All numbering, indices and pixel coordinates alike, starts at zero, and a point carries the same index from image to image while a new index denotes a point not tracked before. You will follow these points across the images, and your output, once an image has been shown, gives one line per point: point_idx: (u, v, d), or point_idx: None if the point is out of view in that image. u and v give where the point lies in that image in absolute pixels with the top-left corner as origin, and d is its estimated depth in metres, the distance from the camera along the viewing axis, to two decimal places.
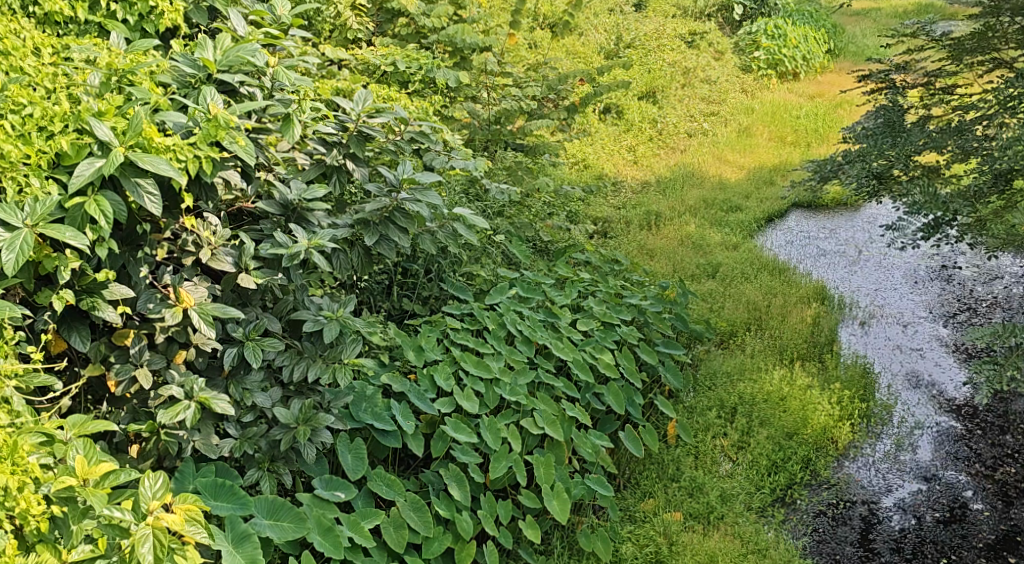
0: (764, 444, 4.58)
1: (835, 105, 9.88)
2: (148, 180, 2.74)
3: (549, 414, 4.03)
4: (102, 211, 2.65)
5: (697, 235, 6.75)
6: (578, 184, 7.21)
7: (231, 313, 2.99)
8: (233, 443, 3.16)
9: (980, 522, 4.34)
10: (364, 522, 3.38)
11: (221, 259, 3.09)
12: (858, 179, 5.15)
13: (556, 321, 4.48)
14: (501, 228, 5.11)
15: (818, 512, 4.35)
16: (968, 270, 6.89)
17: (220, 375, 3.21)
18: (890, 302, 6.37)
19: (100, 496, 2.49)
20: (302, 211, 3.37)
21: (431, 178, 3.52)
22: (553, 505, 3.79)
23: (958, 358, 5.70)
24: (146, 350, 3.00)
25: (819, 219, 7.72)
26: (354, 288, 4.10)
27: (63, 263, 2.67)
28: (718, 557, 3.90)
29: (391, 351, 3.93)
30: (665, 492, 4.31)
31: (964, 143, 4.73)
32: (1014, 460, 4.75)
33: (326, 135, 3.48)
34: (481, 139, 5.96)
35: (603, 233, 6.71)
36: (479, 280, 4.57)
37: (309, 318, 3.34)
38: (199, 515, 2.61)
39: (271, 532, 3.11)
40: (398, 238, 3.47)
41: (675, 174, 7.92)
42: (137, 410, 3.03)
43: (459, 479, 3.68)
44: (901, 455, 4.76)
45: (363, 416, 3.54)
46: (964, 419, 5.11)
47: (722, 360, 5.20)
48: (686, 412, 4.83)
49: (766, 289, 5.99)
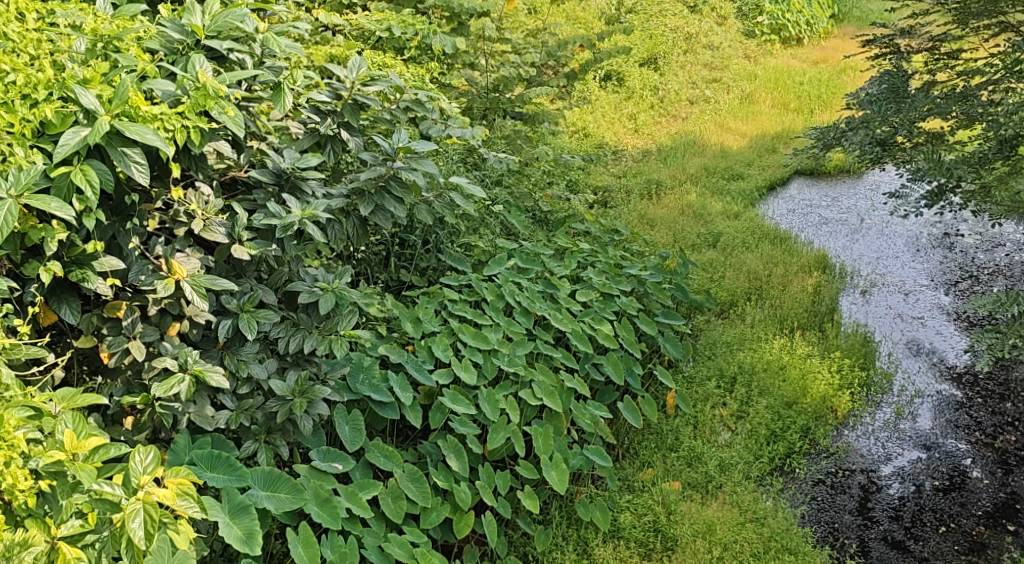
0: (763, 413, 4.58)
1: (839, 71, 9.78)
2: (135, 149, 2.69)
3: (548, 385, 4.01)
4: (88, 181, 2.60)
5: (697, 204, 6.69)
6: (578, 152, 7.15)
7: (225, 285, 2.95)
8: (229, 415, 3.13)
9: (979, 490, 4.33)
10: (363, 493, 3.37)
11: (214, 231, 3.05)
12: (860, 147, 5.08)
13: (556, 292, 4.45)
14: (500, 198, 5.07)
15: (817, 480, 4.35)
16: (970, 237, 6.85)
17: (215, 347, 3.18)
18: (891, 271, 6.33)
19: (90, 471, 2.48)
20: (296, 181, 3.30)
21: (427, 147, 3.46)
22: (552, 475, 3.78)
23: (960, 326, 5.67)
24: (139, 323, 2.97)
25: (821, 187, 7.67)
26: (352, 258, 4.06)
27: (50, 234, 2.63)
28: (716, 525, 3.91)
29: (389, 322, 3.90)
30: (664, 462, 4.30)
31: (969, 109, 4.66)
32: (1014, 429, 4.74)
33: (319, 104, 3.42)
34: (480, 106, 5.88)
35: (604, 202, 6.65)
36: (478, 252, 4.53)
37: (304, 290, 3.30)
38: (192, 489, 2.59)
39: (269, 504, 3.10)
40: (394, 208, 3.42)
41: (676, 142, 7.86)
42: (131, 382, 3.01)
43: (457, 450, 3.67)
44: (900, 423, 4.75)
45: (361, 387, 3.52)
46: (964, 387, 5.10)
47: (722, 330, 5.17)
48: (685, 382, 4.81)
49: (767, 259, 5.94)
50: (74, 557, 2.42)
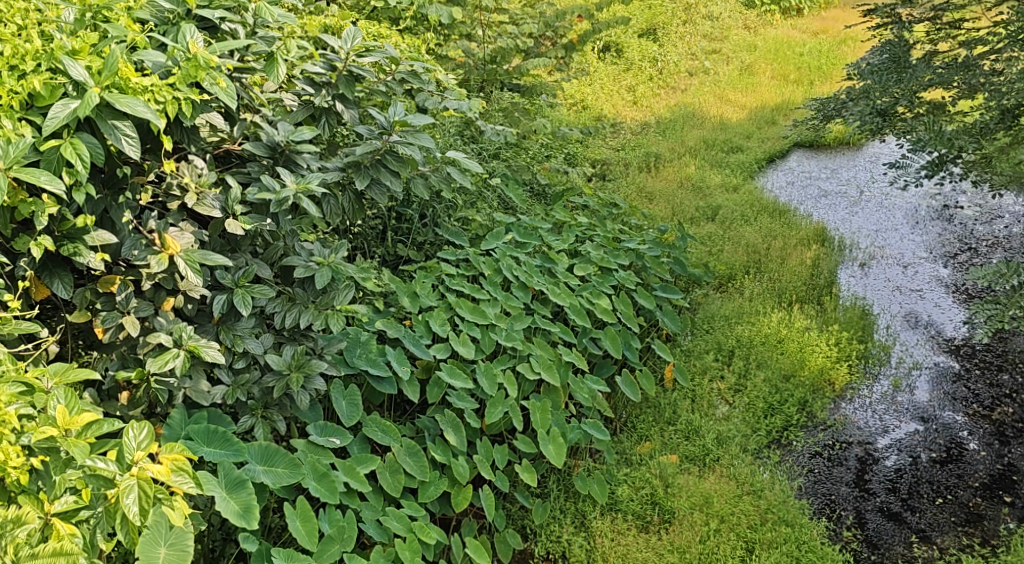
0: (760, 387, 4.58)
1: (839, 42, 9.68)
2: (126, 122, 2.65)
3: (545, 359, 4.00)
4: (78, 154, 2.57)
5: (696, 176, 6.66)
6: (576, 125, 7.11)
7: (219, 260, 2.93)
8: (224, 390, 3.12)
9: (976, 462, 4.34)
10: (360, 467, 3.37)
11: (209, 205, 3.04)
12: (860, 117, 5.04)
13: (553, 267, 4.44)
14: (497, 171, 5.04)
15: (814, 453, 4.35)
16: (969, 209, 6.83)
17: (210, 322, 3.15)
18: (890, 243, 6.31)
19: (83, 447, 2.47)
20: (291, 154, 3.27)
21: (422, 121, 3.40)
22: (549, 449, 3.77)
23: (958, 299, 5.65)
24: (133, 298, 2.94)
25: (820, 159, 7.63)
26: (348, 233, 4.04)
27: (40, 209, 2.61)
28: (713, 498, 3.92)
29: (386, 297, 3.89)
30: (661, 435, 4.31)
31: (972, 78, 4.61)
32: (1011, 400, 4.74)
33: (314, 75, 3.38)
34: (477, 78, 5.85)
35: (601, 175, 6.62)
36: (474, 226, 4.51)
37: (299, 264, 3.27)
38: (187, 465, 2.59)
39: (266, 478, 3.10)
40: (389, 182, 3.40)
41: (676, 114, 7.82)
42: (126, 356, 2.99)
43: (455, 424, 3.66)
44: (898, 395, 4.75)
45: (358, 361, 3.51)
46: (962, 359, 5.09)
47: (720, 304, 5.17)
48: (683, 355, 4.81)
49: (766, 232, 5.93)
50: (69, 532, 2.42)
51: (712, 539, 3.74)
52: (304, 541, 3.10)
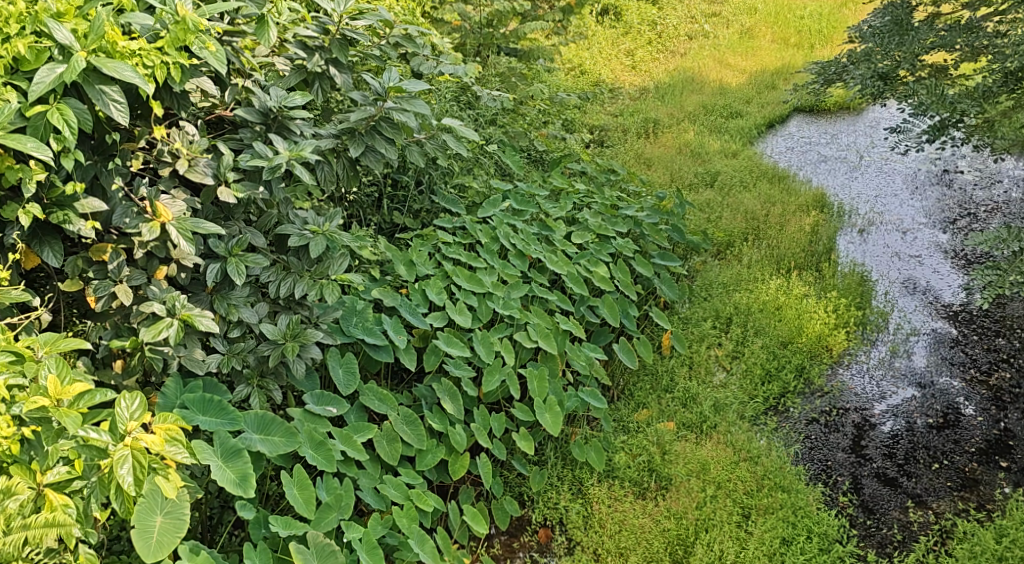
0: (758, 353, 4.57)
1: (840, 4, 9.55)
2: (114, 87, 2.59)
3: (543, 327, 3.98)
4: (66, 120, 2.52)
5: (695, 142, 6.60)
6: (573, 91, 7.05)
7: (211, 228, 2.89)
8: (219, 359, 3.12)
9: (973, 427, 4.33)
10: (357, 436, 3.36)
11: (201, 172, 2.98)
12: (862, 81, 4.97)
13: (550, 235, 4.42)
14: (494, 137, 4.99)
15: (810, 419, 4.35)
16: (969, 174, 6.80)
17: (204, 291, 3.12)
18: (890, 208, 6.27)
19: (75, 417, 2.46)
20: (284, 120, 3.22)
21: (418, 87, 3.34)
22: (546, 418, 3.76)
23: (957, 264, 5.63)
24: (126, 266, 2.91)
25: (820, 124, 7.58)
26: (343, 201, 4.00)
27: (28, 175, 2.57)
28: (710, 465, 3.92)
29: (382, 265, 3.87)
30: (659, 402, 4.30)
31: (975, 40, 4.55)
32: (1008, 365, 4.74)
33: (306, 39, 3.31)
34: (473, 43, 5.85)
35: (600, 141, 6.57)
36: (471, 193, 4.48)
37: (293, 233, 3.23)
38: (180, 435, 2.60)
39: (262, 447, 3.09)
40: (385, 149, 3.35)
41: (675, 79, 7.75)
42: (119, 325, 2.96)
43: (452, 392, 3.66)
44: (895, 361, 4.74)
45: (354, 330, 3.49)
46: (959, 324, 5.08)
47: (719, 271, 5.15)
48: (681, 323, 4.80)
49: (765, 198, 5.90)
50: (61, 503, 2.40)
51: (708, 505, 3.74)
52: (302, 509, 3.09)
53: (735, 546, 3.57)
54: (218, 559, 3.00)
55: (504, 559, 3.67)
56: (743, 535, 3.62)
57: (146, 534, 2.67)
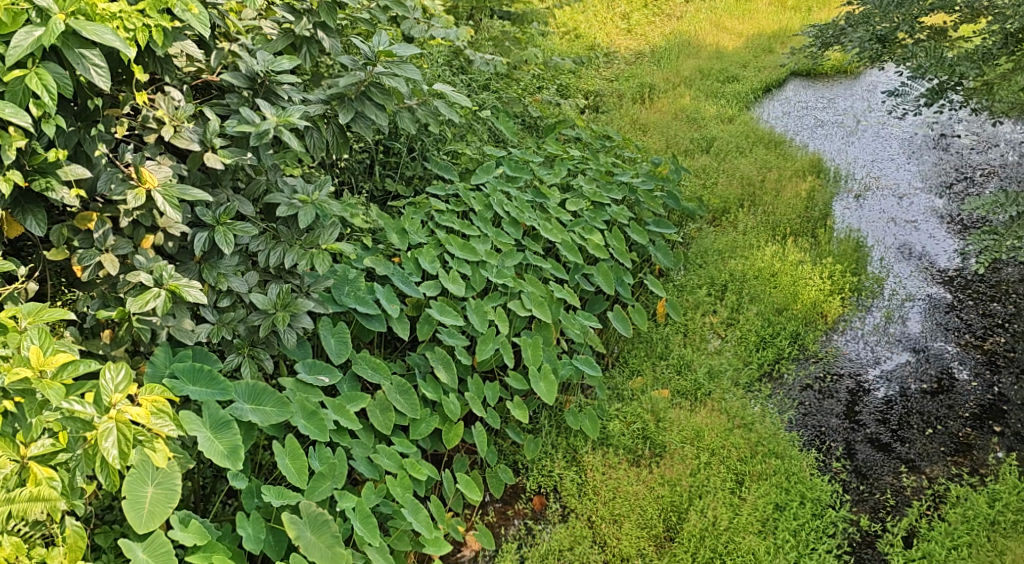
0: (752, 320, 4.55)
1: None
2: (94, 51, 2.52)
3: (537, 295, 3.95)
4: (44, 85, 2.46)
5: (691, 107, 6.52)
6: (568, 55, 6.97)
7: (198, 195, 2.84)
8: (209, 329, 3.07)
9: (967, 392, 4.33)
10: (350, 405, 3.34)
11: (187, 138, 2.94)
12: (860, 43, 4.90)
13: (544, 202, 4.38)
14: (487, 102, 4.92)
15: (805, 386, 4.34)
16: (966, 138, 6.75)
17: (192, 260, 3.07)
18: (886, 173, 6.23)
19: (59, 390, 2.43)
20: (271, 85, 3.16)
21: (409, 52, 3.26)
22: (540, 386, 3.74)
23: (953, 230, 5.60)
24: (111, 235, 2.86)
25: (817, 88, 7.51)
26: (334, 167, 3.95)
27: (7, 142, 2.50)
28: (704, 432, 3.91)
29: (375, 234, 3.83)
30: (653, 370, 4.29)
31: (974, 1, 4.46)
32: (1002, 330, 4.72)
33: (294, 2, 3.24)
34: (466, 6, 5.75)
35: (595, 107, 6.50)
36: (464, 160, 4.44)
37: (282, 201, 3.18)
38: (167, 407, 2.56)
39: (254, 417, 3.06)
40: (375, 115, 3.29)
41: (671, 43, 7.65)
42: (106, 295, 2.91)
43: (446, 361, 3.63)
44: (890, 327, 4.72)
45: (346, 299, 3.46)
46: (955, 289, 5.06)
47: (714, 238, 5.11)
48: (676, 290, 4.77)
49: (761, 163, 5.85)
50: (46, 476, 2.38)
51: (702, 472, 3.74)
52: (294, 478, 3.07)
53: (728, 512, 3.56)
54: (210, 528, 2.98)
55: (498, 526, 3.67)
56: (737, 501, 3.61)
57: (138, 504, 2.65)
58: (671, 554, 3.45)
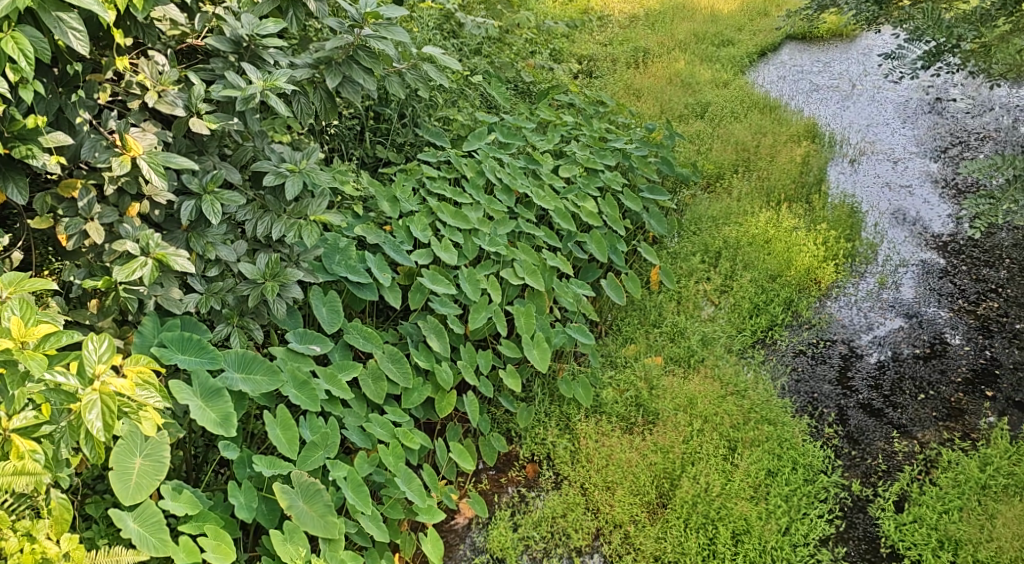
0: (746, 287, 4.52)
1: None
2: (72, 14, 2.46)
3: (529, 263, 3.91)
4: (21, 50, 2.39)
5: (686, 71, 6.45)
6: (561, 20, 6.88)
7: (184, 163, 2.78)
8: (198, 298, 3.03)
9: (959, 357, 4.32)
10: (342, 375, 3.31)
11: (170, 103, 2.88)
12: (856, 5, 4.81)
13: (537, 168, 4.33)
14: (479, 68, 4.86)
15: (797, 352, 4.33)
16: (962, 102, 6.70)
17: (179, 229, 3.02)
18: (881, 138, 6.18)
19: (40, 360, 2.38)
20: (257, 49, 3.10)
21: (397, 13, 3.20)
22: (533, 354, 3.71)
23: (947, 194, 5.57)
24: (96, 203, 2.81)
25: (813, 52, 7.43)
26: (323, 134, 3.90)
27: None
28: (697, 399, 3.89)
29: (366, 202, 3.78)
30: (647, 337, 4.27)
31: None
32: (996, 295, 4.71)
33: None
34: None
35: (588, 72, 6.42)
36: (456, 126, 4.39)
37: (269, 169, 3.13)
38: (151, 380, 2.55)
39: (244, 387, 3.03)
40: (363, 79, 3.23)
41: (666, 7, 7.56)
42: (92, 264, 2.86)
43: (438, 330, 3.60)
44: (884, 293, 4.70)
45: (337, 268, 3.42)
46: (948, 255, 5.04)
47: (708, 205, 5.08)
48: (669, 258, 4.74)
49: (756, 128, 5.79)
50: (28, 449, 2.36)
51: (694, 439, 3.73)
52: (284, 449, 3.04)
53: (721, 478, 3.56)
54: (202, 498, 2.96)
55: (492, 494, 3.66)
56: (730, 468, 3.61)
57: (125, 476, 2.63)
58: (664, 521, 3.45)
